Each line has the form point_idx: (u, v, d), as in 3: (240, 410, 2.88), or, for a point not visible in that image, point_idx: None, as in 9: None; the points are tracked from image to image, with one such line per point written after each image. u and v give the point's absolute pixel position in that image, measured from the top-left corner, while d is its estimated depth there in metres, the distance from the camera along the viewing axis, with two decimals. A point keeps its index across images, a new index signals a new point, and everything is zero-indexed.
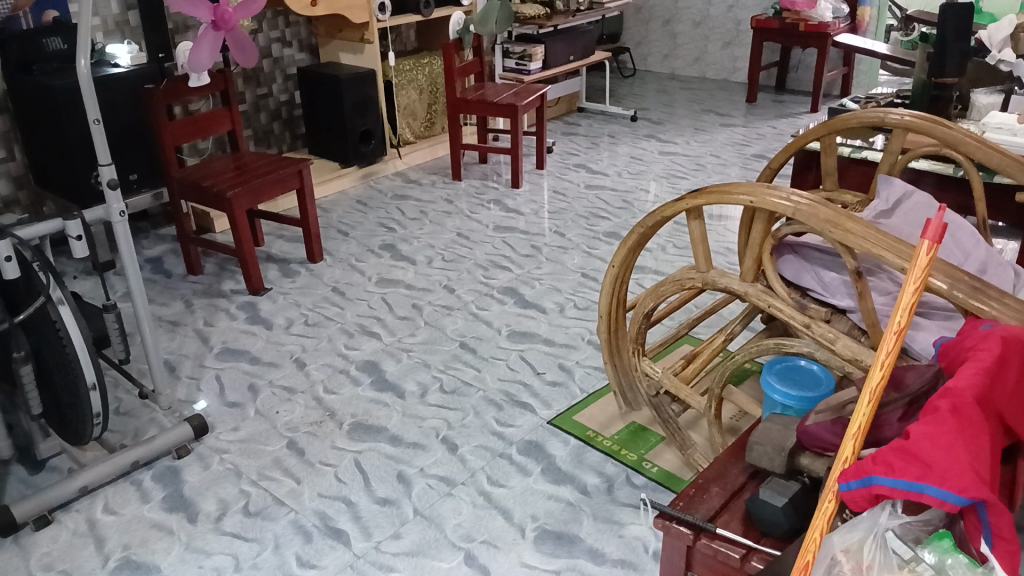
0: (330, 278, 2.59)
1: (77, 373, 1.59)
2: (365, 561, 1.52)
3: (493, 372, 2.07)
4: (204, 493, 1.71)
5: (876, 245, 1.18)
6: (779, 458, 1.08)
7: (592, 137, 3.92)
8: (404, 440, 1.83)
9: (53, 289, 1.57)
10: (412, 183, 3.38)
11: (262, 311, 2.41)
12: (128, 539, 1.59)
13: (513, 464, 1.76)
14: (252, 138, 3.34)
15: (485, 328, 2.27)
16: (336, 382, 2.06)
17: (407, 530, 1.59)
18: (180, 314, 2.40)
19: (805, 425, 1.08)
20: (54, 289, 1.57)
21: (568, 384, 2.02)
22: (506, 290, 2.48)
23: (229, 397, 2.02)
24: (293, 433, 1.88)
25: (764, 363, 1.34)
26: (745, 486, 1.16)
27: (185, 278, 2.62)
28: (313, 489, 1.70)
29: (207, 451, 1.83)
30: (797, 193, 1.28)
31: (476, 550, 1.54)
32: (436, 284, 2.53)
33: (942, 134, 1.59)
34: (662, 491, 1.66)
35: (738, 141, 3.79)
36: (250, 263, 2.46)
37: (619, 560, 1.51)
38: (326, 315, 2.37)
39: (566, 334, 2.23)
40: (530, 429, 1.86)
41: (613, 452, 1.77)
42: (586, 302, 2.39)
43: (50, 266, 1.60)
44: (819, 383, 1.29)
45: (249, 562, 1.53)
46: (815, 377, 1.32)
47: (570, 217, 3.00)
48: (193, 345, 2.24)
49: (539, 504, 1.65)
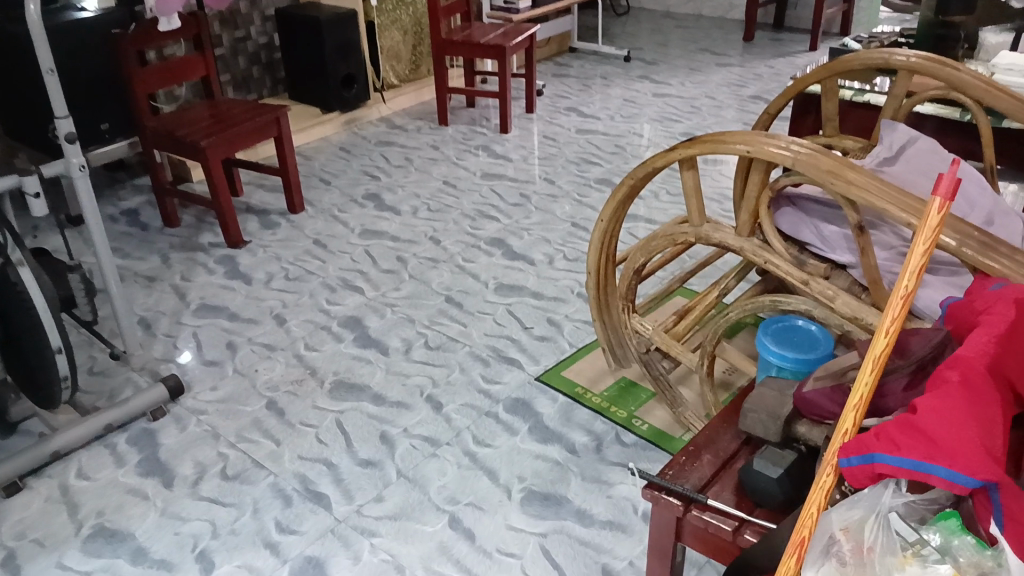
0: (312, 230, 2.51)
1: (41, 337, 1.52)
2: (346, 526, 1.48)
3: (479, 328, 2.00)
4: (181, 458, 1.66)
5: (883, 200, 1.11)
6: (774, 425, 1.02)
7: (584, 79, 3.79)
8: (387, 399, 1.78)
9: (12, 250, 1.48)
10: (397, 129, 3.27)
11: (241, 265, 2.33)
12: (103, 505, 1.54)
13: (499, 423, 1.70)
14: (231, 83, 3.20)
15: (472, 281, 2.20)
16: (317, 339, 2.00)
17: (390, 493, 1.54)
18: (157, 269, 2.32)
19: (801, 390, 1.02)
20: (13, 250, 1.49)
21: (557, 339, 1.96)
22: (493, 241, 2.40)
23: (207, 354, 1.96)
24: (273, 393, 1.82)
25: (760, 322, 1.21)
26: (739, 452, 1.11)
27: (162, 231, 2.53)
28: (293, 450, 1.66)
29: (183, 413, 1.78)
30: (797, 142, 1.20)
31: (461, 512, 1.50)
32: (422, 236, 2.45)
33: (949, 76, 1.50)
34: (652, 448, 1.62)
35: (735, 81, 3.67)
36: (228, 215, 2.37)
37: (608, 522, 1.47)
38: (307, 268, 2.30)
39: (554, 287, 2.16)
40: (517, 387, 1.81)
41: (603, 410, 1.72)
42: (576, 253, 2.31)
43: (8, 225, 1.51)
44: (816, 345, 1.16)
45: (227, 528, 1.49)
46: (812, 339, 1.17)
47: (560, 163, 2.90)
48: (171, 302, 2.17)
49: (526, 464, 1.60)
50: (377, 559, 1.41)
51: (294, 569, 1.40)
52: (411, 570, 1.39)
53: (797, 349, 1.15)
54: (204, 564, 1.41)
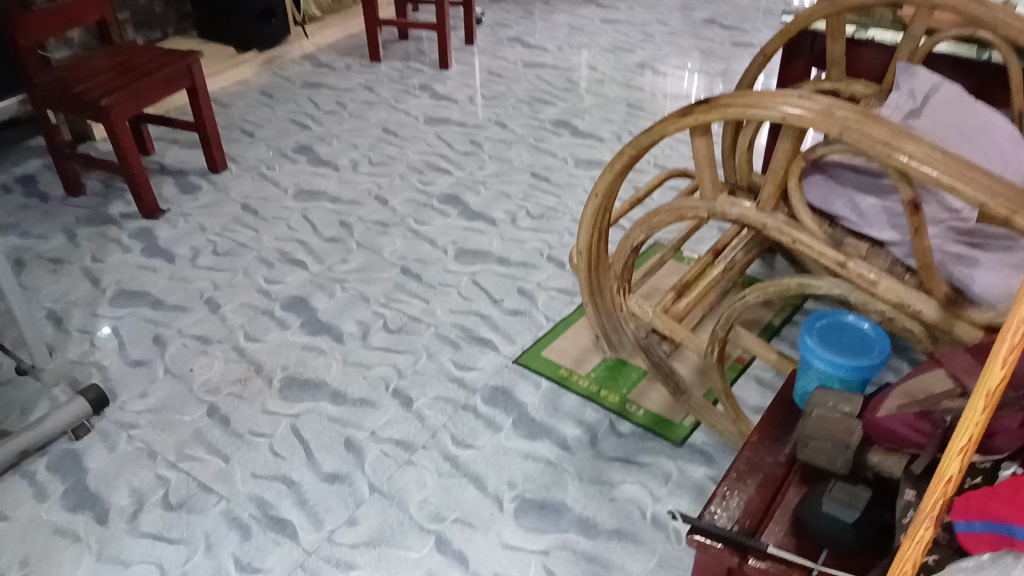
0: (239, 193, 2.22)
1: None
2: (317, 558, 1.29)
3: (444, 304, 1.79)
4: (113, 484, 1.41)
5: (949, 175, 0.92)
6: (842, 456, 0.88)
7: (523, 4, 3.49)
8: (348, 397, 1.57)
9: None
10: (325, 68, 2.94)
11: (161, 239, 2.04)
12: (26, 551, 1.29)
13: (479, 417, 1.52)
14: (130, 22, 2.78)
15: (428, 248, 1.98)
16: (259, 327, 1.76)
17: (364, 513, 1.35)
18: (63, 249, 2.00)
19: (874, 417, 0.88)
20: None
21: (532, 313, 1.77)
22: (447, 199, 2.16)
23: (132, 353, 1.70)
24: (215, 398, 1.59)
25: (802, 324, 1.11)
26: (786, 477, 0.95)
27: (65, 201, 2.20)
28: (244, 467, 1.44)
29: (111, 428, 1.52)
30: (839, 104, 1.00)
31: (449, 531, 1.32)
32: (365, 195, 2.19)
33: (977, 13, 1.32)
34: (651, 438, 1.47)
35: (684, 4, 3.44)
36: (141, 182, 2.06)
37: (614, 531, 1.32)
38: (238, 240, 2.03)
39: (521, 251, 1.96)
40: (494, 372, 1.62)
41: (592, 396, 1.55)
42: (540, 209, 2.10)
43: None
44: (869, 347, 1.06)
45: (176, 571, 1.27)
46: (865, 340, 1.08)
47: (510, 102, 2.65)
48: (83, 289, 1.87)
49: (514, 466, 1.42)
50: None
51: None
52: None
53: (846, 352, 1.05)
54: None
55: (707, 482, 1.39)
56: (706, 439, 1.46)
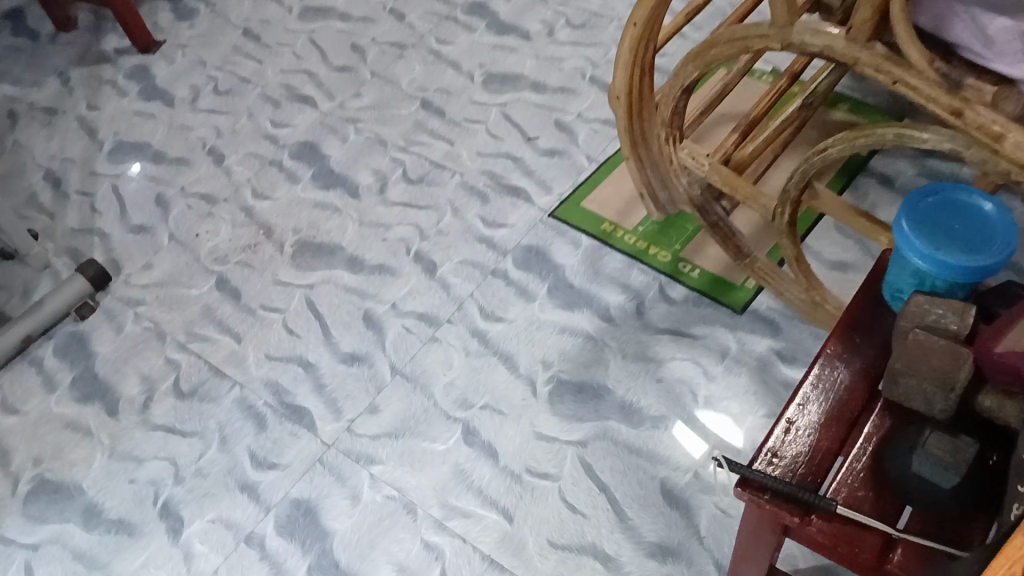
0: (239, 14, 1.95)
1: None
2: (337, 451, 1.20)
3: (470, 146, 1.58)
4: (123, 372, 1.32)
5: None
6: (943, 399, 0.67)
7: None
8: (365, 264, 1.42)
9: None
10: None
11: (158, 79, 1.82)
12: (39, 450, 1.24)
13: (510, 284, 1.36)
14: None
15: (452, 74, 1.72)
16: (267, 182, 1.58)
17: (385, 401, 1.24)
18: (56, 96, 1.81)
19: (994, 352, 0.65)
20: None
21: (571, 153, 1.54)
22: (472, 9, 1.85)
23: (135, 218, 1.55)
24: (224, 268, 1.45)
25: (907, 197, 0.79)
26: (862, 416, 0.78)
27: (53, 36, 1.97)
28: (257, 348, 1.33)
29: (117, 306, 1.42)
30: None
31: (477, 420, 1.20)
32: (379, 9, 1.89)
33: None
34: (705, 305, 1.29)
35: None
36: (127, 15, 1.82)
37: (660, 418, 1.17)
38: (241, 75, 1.80)
39: (559, 73, 1.69)
40: (528, 229, 1.43)
41: (639, 255, 1.36)
42: (581, 16, 1.78)
43: None
44: (993, 236, 0.76)
45: (192, 468, 1.20)
46: (985, 223, 0.77)
47: None
48: (79, 144, 1.70)
49: (549, 343, 1.27)
50: (380, 498, 1.14)
51: (281, 519, 1.14)
52: (425, 509, 1.13)
53: (957, 244, 0.76)
54: (171, 521, 1.14)
55: (770, 358, 1.22)
56: (770, 306, 1.27)
